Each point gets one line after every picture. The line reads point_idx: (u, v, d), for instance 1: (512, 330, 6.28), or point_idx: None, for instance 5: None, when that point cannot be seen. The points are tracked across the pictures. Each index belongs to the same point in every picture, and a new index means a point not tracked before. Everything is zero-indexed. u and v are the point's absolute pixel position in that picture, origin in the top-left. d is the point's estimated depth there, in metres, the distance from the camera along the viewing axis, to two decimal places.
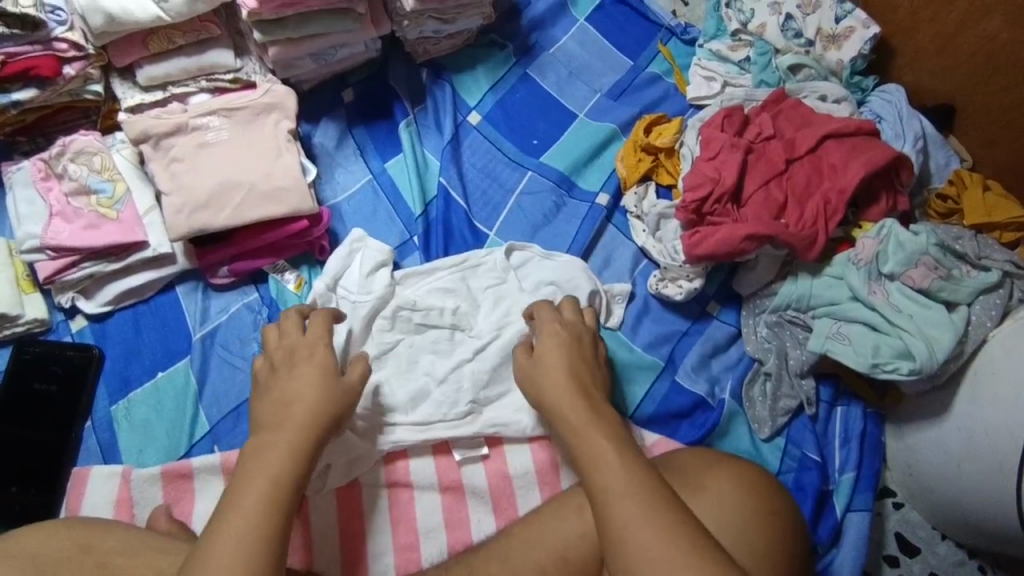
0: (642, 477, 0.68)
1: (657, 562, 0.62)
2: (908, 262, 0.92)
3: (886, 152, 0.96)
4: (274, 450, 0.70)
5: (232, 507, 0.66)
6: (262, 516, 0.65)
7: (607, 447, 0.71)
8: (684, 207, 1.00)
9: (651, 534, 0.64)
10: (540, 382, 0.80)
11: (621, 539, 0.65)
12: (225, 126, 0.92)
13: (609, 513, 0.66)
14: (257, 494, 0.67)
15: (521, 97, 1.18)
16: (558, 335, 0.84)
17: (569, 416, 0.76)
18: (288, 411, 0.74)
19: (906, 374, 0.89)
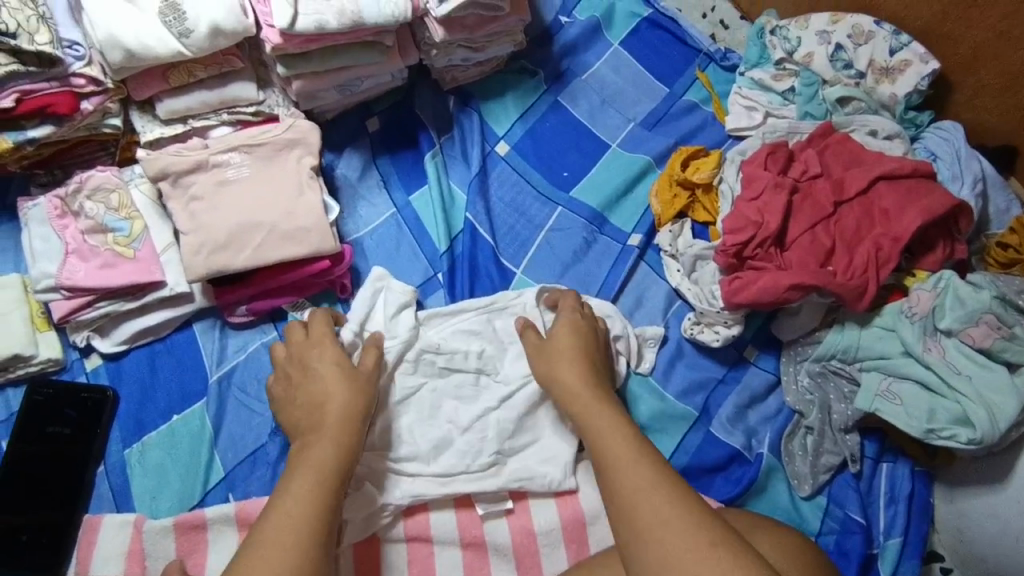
0: (651, 452, 0.72)
1: (666, 519, 0.64)
2: (968, 319, 0.86)
3: (945, 200, 0.91)
4: (320, 450, 0.74)
5: (280, 506, 0.69)
6: (312, 516, 0.69)
7: (619, 429, 0.75)
8: (724, 251, 0.94)
9: (659, 496, 0.66)
10: (555, 372, 0.85)
11: (630, 501, 0.67)
12: (246, 162, 0.88)
13: (620, 479, 0.69)
14: (305, 499, 0.70)
15: (551, 126, 1.13)
16: (574, 321, 0.90)
17: (583, 402, 0.81)
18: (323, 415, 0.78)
19: (965, 442, 0.84)
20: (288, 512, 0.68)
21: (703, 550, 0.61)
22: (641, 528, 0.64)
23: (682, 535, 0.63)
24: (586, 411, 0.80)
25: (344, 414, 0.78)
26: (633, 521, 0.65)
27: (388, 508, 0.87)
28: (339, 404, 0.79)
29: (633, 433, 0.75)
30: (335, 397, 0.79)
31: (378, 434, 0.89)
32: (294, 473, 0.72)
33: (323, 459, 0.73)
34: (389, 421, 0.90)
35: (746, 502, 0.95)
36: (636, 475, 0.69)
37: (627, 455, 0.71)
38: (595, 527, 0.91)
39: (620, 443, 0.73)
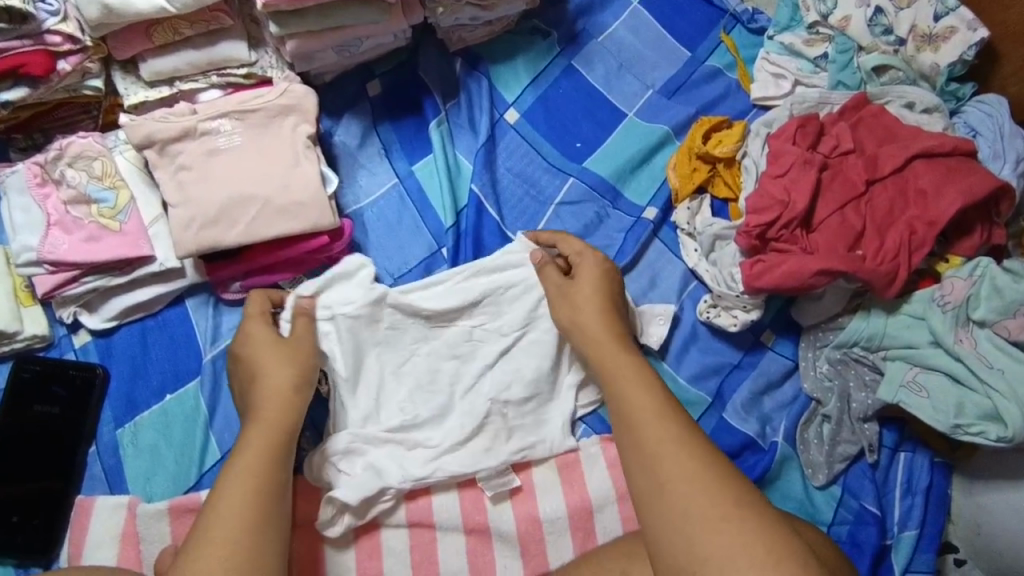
0: (675, 407, 0.69)
1: (690, 480, 0.62)
2: (1005, 311, 0.81)
3: (987, 181, 0.84)
4: (255, 436, 0.72)
5: (219, 502, 0.67)
6: (248, 508, 0.66)
7: (641, 379, 0.72)
8: (746, 232, 0.89)
9: (684, 453, 0.64)
10: (574, 319, 0.81)
11: (652, 457, 0.65)
12: (238, 130, 0.82)
13: (642, 433, 0.67)
14: (240, 492, 0.67)
15: (564, 92, 1.06)
16: (600, 268, 0.84)
17: (603, 349, 0.77)
18: (260, 396, 0.75)
19: (993, 439, 0.80)
20: (224, 507, 0.66)
21: (727, 511, 0.61)
22: (663, 484, 0.63)
23: (705, 494, 0.62)
24: (606, 358, 0.76)
25: (279, 395, 0.75)
26: (656, 476, 0.64)
27: (389, 491, 0.83)
28: (272, 386, 0.75)
29: (656, 384, 0.72)
30: (270, 378, 0.76)
31: (377, 403, 0.87)
32: (229, 467, 0.69)
33: (262, 446, 0.71)
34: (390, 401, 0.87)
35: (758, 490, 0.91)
36: (659, 430, 0.66)
37: (651, 408, 0.68)
38: (602, 514, 0.88)
39: (643, 395, 0.70)
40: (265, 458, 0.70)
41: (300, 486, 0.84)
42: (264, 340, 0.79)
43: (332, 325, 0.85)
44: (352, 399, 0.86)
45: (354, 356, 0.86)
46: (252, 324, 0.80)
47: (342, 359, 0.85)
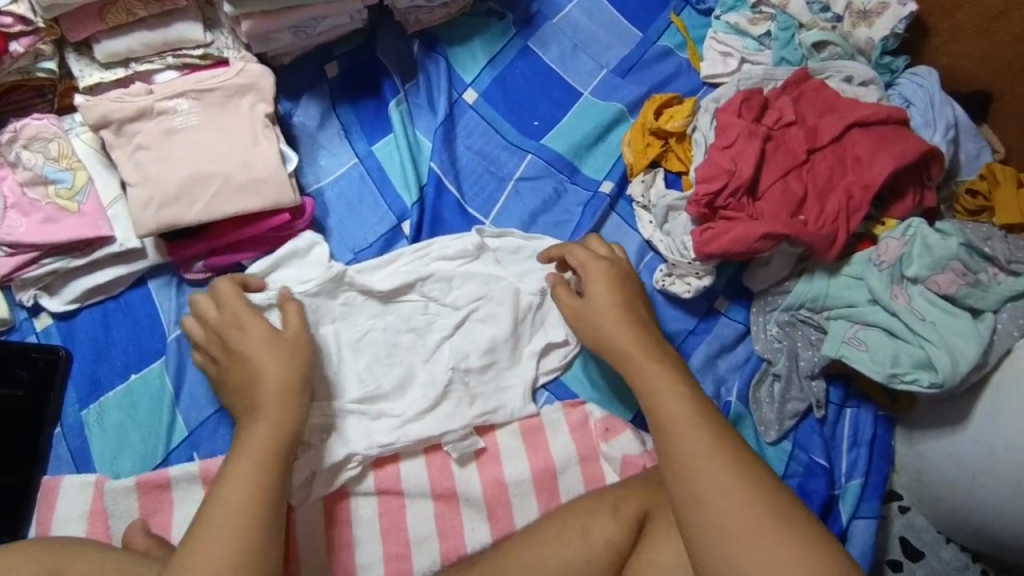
0: (709, 416, 0.71)
1: (725, 490, 0.66)
2: (935, 266, 0.85)
3: (918, 145, 0.89)
4: (254, 433, 0.73)
5: (220, 495, 0.68)
6: (244, 500, 0.67)
7: (675, 389, 0.74)
8: (696, 201, 0.93)
9: (720, 466, 0.67)
10: (600, 330, 0.82)
11: (689, 469, 0.68)
12: (195, 109, 0.83)
13: (676, 446, 0.69)
14: (237, 484, 0.68)
15: (520, 73, 1.09)
16: (606, 276, 0.86)
17: (636, 360, 0.78)
18: (261, 395, 0.75)
19: (926, 386, 0.84)
20: (222, 500, 0.67)
21: (758, 520, 0.64)
22: (699, 495, 0.66)
23: (738, 503, 0.65)
24: (639, 370, 0.77)
25: (278, 393, 0.75)
26: (692, 487, 0.67)
27: (355, 458, 0.87)
28: (273, 386, 0.76)
29: (688, 392, 0.74)
30: (269, 376, 0.76)
31: (338, 376, 0.90)
32: (236, 466, 0.70)
33: (260, 441, 0.72)
34: (353, 374, 0.91)
35: None
36: (693, 442, 0.69)
37: (685, 422, 0.71)
38: (565, 476, 0.92)
39: (678, 407, 0.72)
40: (266, 454, 0.71)
41: None
42: (259, 335, 0.79)
43: None
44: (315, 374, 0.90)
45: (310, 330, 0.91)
46: (248, 319, 0.80)
47: None
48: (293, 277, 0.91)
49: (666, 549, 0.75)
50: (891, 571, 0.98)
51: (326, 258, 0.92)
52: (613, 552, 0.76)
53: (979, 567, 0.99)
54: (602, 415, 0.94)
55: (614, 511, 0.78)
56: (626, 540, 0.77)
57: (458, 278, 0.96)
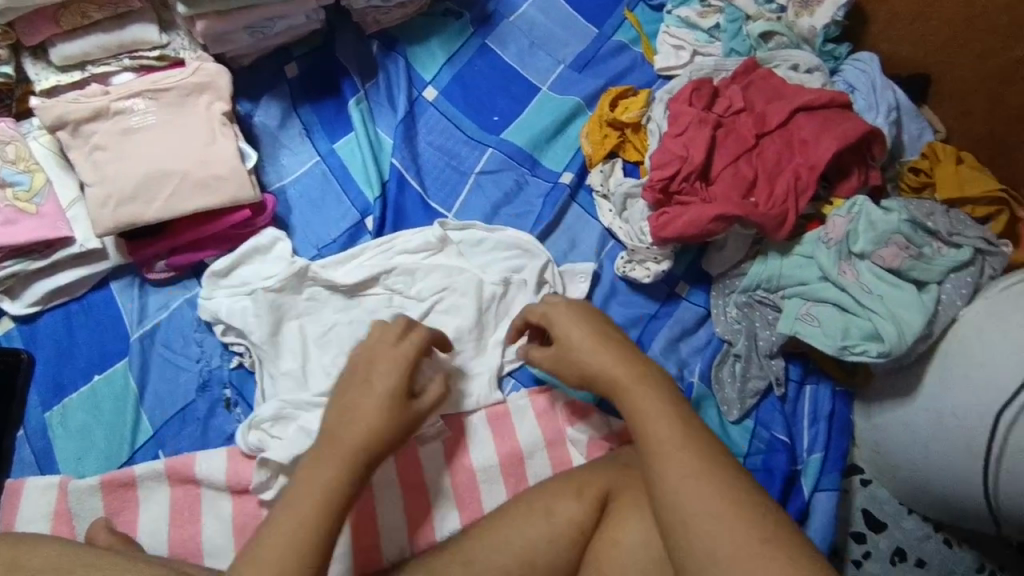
0: (701, 434, 0.65)
1: (717, 518, 0.59)
2: (879, 241, 0.89)
3: (859, 126, 0.92)
4: (319, 474, 0.66)
5: (265, 540, 0.61)
6: (294, 547, 0.61)
7: (655, 411, 0.66)
8: (651, 187, 0.96)
9: (711, 490, 0.60)
10: (578, 355, 0.75)
11: (677, 493, 0.61)
12: (152, 109, 0.84)
13: (664, 468, 0.62)
14: (287, 528, 0.62)
15: (479, 70, 1.11)
16: (572, 312, 0.79)
17: (620, 379, 0.70)
18: (342, 438, 0.69)
19: (875, 356, 0.86)
20: (268, 543, 0.61)
21: (753, 550, 0.57)
22: (688, 522, 0.59)
23: (731, 532, 0.58)
24: (620, 394, 0.70)
25: (367, 443, 0.69)
26: (681, 514, 0.60)
27: None
28: (359, 438, 0.69)
29: (677, 410, 0.66)
30: (363, 421, 0.70)
31: (303, 371, 0.90)
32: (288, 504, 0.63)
33: (325, 483, 0.65)
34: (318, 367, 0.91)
35: None
36: (681, 464, 0.62)
37: (672, 441, 0.64)
38: (532, 461, 0.93)
39: (666, 424, 0.65)
40: (328, 499, 0.64)
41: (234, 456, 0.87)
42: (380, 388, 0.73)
43: (252, 300, 0.91)
44: (280, 369, 0.90)
45: (272, 326, 0.91)
46: (387, 376, 0.74)
47: (263, 332, 0.90)
48: (255, 273, 0.92)
49: (629, 528, 0.75)
50: (855, 543, 1.00)
51: (290, 254, 0.94)
52: (577, 532, 0.77)
53: (941, 537, 1.01)
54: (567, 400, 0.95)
55: (577, 492, 0.79)
56: (589, 518, 0.77)
57: (421, 271, 0.97)
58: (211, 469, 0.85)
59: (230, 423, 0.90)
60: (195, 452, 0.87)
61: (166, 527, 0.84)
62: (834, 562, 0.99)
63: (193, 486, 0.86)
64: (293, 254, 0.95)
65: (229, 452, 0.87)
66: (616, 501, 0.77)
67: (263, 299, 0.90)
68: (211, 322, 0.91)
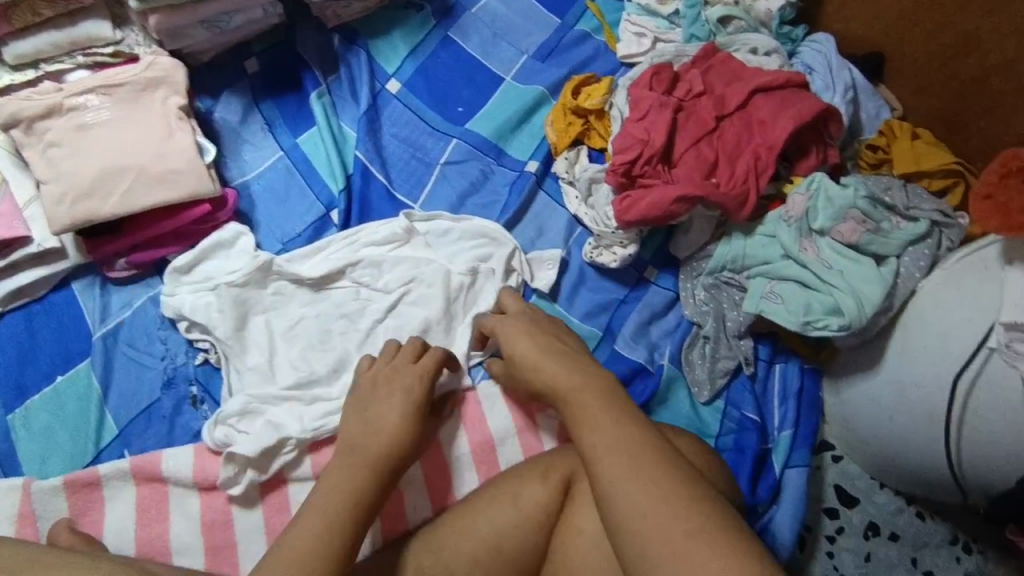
0: (636, 433, 0.64)
1: (646, 517, 0.58)
2: (837, 216, 0.90)
3: (815, 105, 0.94)
4: (345, 478, 0.68)
5: (292, 538, 0.62)
6: (322, 545, 0.61)
7: (598, 411, 0.67)
8: (614, 171, 0.96)
9: (639, 488, 0.59)
10: (529, 371, 0.77)
11: (609, 495, 0.60)
12: (107, 104, 0.84)
13: (596, 470, 0.62)
14: (314, 527, 0.62)
15: (442, 62, 1.11)
16: (523, 326, 0.83)
17: (563, 388, 0.72)
18: (365, 445, 0.71)
19: (836, 330, 0.88)
20: (296, 542, 0.61)
21: (681, 546, 0.55)
22: (621, 523, 0.59)
23: (661, 529, 0.57)
24: (566, 399, 0.71)
25: (391, 450, 0.71)
26: (614, 516, 0.59)
27: (290, 441, 0.85)
28: (383, 445, 0.71)
29: (614, 413, 0.66)
30: (387, 431, 0.73)
31: (270, 365, 0.90)
32: (307, 506, 0.65)
33: (350, 488, 0.67)
34: (284, 361, 0.91)
35: (650, 412, 0.97)
36: (613, 465, 0.62)
37: (604, 443, 0.63)
38: (503, 448, 0.93)
39: (600, 426, 0.65)
40: (353, 501, 0.66)
41: (201, 452, 0.85)
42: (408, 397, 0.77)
43: (217, 295, 0.90)
44: (246, 363, 0.90)
45: (237, 320, 0.90)
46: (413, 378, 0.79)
47: (227, 327, 0.89)
48: (221, 267, 0.92)
49: (590, 514, 0.76)
50: (827, 519, 1.01)
51: (253, 247, 0.94)
52: (542, 515, 0.77)
53: (914, 510, 1.02)
54: None
55: (542, 476, 0.79)
56: (553, 500, 0.78)
57: (388, 262, 0.97)
58: (178, 466, 0.84)
59: (197, 420, 0.89)
60: (161, 449, 0.86)
61: (133, 526, 0.83)
62: (807, 538, 0.99)
63: (160, 485, 0.85)
64: (256, 248, 0.95)
65: (195, 449, 0.86)
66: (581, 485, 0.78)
67: (229, 293, 0.90)
68: (175, 319, 0.91)
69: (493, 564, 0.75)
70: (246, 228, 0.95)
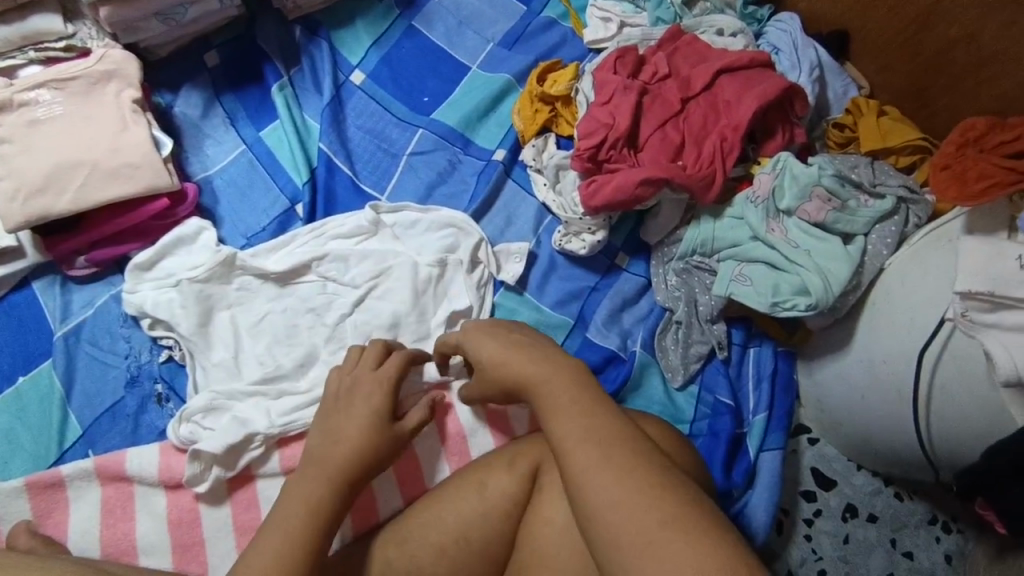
0: (605, 423, 0.63)
1: (616, 506, 0.57)
2: (802, 195, 0.89)
3: (778, 83, 0.93)
4: (306, 488, 0.66)
5: (258, 550, 0.61)
6: (285, 560, 0.60)
7: (569, 402, 0.65)
8: (579, 156, 0.95)
9: (611, 477, 0.58)
10: (494, 368, 0.74)
11: (577, 486, 0.59)
12: (59, 99, 0.84)
13: (565, 462, 0.61)
14: (274, 540, 0.61)
15: (407, 52, 1.10)
16: (482, 330, 0.79)
17: (534, 378, 0.69)
18: (328, 452, 0.70)
19: (804, 310, 0.87)
20: (261, 550, 0.60)
21: (653, 534, 0.54)
22: (592, 514, 0.58)
23: (625, 518, 0.56)
24: (536, 390, 0.69)
25: (354, 460, 0.70)
26: (585, 507, 0.58)
27: (257, 437, 0.84)
28: (344, 455, 0.69)
29: (582, 403, 0.65)
30: (348, 439, 0.71)
31: (236, 361, 0.89)
32: (272, 517, 0.64)
33: (309, 498, 0.65)
34: (249, 355, 0.89)
35: (624, 400, 0.95)
36: (584, 455, 0.60)
37: (575, 434, 0.62)
38: (475, 438, 0.92)
39: (570, 417, 0.64)
40: (315, 513, 0.64)
41: (165, 450, 0.84)
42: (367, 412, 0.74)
43: (178, 292, 0.89)
44: (212, 360, 0.88)
45: (201, 315, 0.89)
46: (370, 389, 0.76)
47: (190, 323, 0.88)
48: (185, 262, 0.91)
49: (558, 505, 0.75)
50: (805, 502, 1.00)
51: (216, 243, 0.93)
52: (509, 504, 0.77)
53: (891, 491, 1.01)
54: None
55: (509, 465, 0.79)
56: (521, 488, 0.77)
57: (353, 257, 0.95)
58: (142, 465, 0.83)
59: (162, 419, 0.87)
60: (125, 448, 0.85)
61: (97, 527, 0.81)
62: (784, 522, 0.98)
63: (125, 484, 0.83)
64: (219, 243, 0.93)
65: (161, 447, 0.84)
66: (548, 473, 0.77)
67: (192, 289, 0.89)
68: (138, 317, 0.89)
69: (460, 555, 0.74)
70: (210, 222, 0.94)
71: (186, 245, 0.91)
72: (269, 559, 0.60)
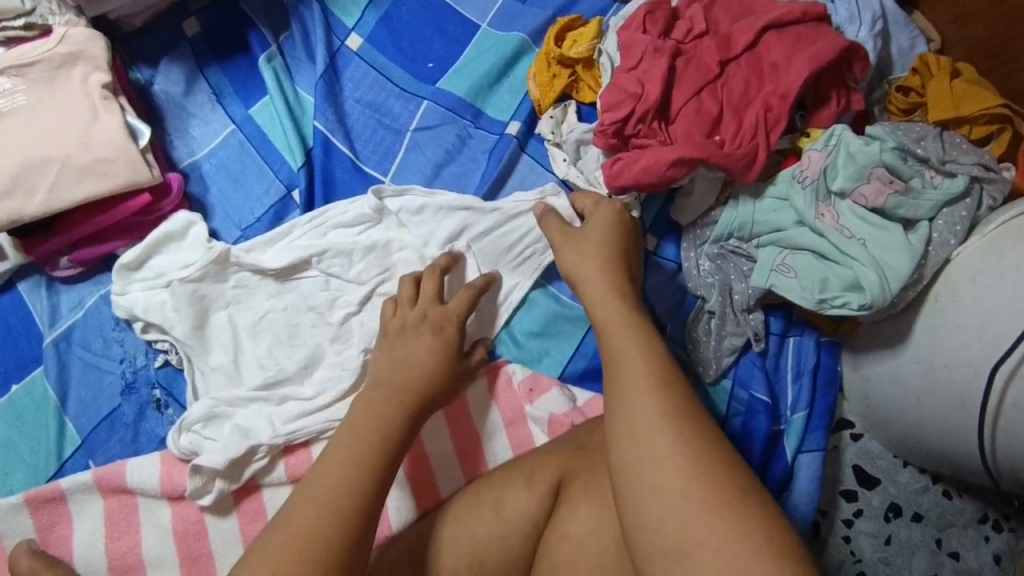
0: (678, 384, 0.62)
1: (691, 458, 0.56)
2: (860, 177, 0.79)
3: (834, 43, 0.81)
4: (381, 410, 0.68)
5: (318, 477, 0.61)
6: (354, 474, 0.61)
7: (644, 348, 0.64)
8: (602, 132, 0.84)
9: (681, 433, 0.57)
10: (575, 279, 0.75)
11: (640, 428, 0.59)
12: (20, 87, 0.82)
13: (636, 402, 0.60)
14: (343, 462, 0.62)
15: (409, 10, 0.99)
16: (606, 244, 0.77)
17: (608, 321, 0.69)
18: (398, 380, 0.71)
19: (856, 308, 0.78)
20: (322, 479, 0.61)
21: (725, 494, 0.54)
22: (659, 459, 0.57)
23: (693, 473, 0.55)
24: (609, 329, 0.68)
25: (419, 386, 0.72)
26: (649, 449, 0.57)
27: (260, 448, 0.79)
28: (414, 384, 0.72)
29: (661, 351, 0.65)
30: (418, 365, 0.73)
31: (236, 364, 0.83)
32: (341, 439, 0.64)
33: (384, 419, 0.67)
34: (247, 357, 0.84)
35: None
36: (659, 402, 0.60)
37: (653, 379, 0.61)
38: (492, 443, 0.86)
39: (646, 362, 0.63)
40: (386, 435, 0.66)
41: (164, 461, 0.80)
42: (422, 338, 0.76)
43: (172, 293, 0.83)
44: (210, 364, 0.83)
45: (197, 315, 0.83)
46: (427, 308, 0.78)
47: (186, 326, 0.82)
48: (177, 260, 0.84)
49: (577, 517, 0.70)
50: (845, 501, 0.93)
51: (207, 237, 0.85)
52: (529, 523, 0.71)
53: (940, 489, 0.93)
54: (525, 374, 0.87)
55: (527, 480, 0.73)
56: (541, 509, 0.72)
57: (356, 251, 0.86)
58: (143, 477, 0.79)
59: (162, 426, 0.83)
60: (125, 459, 0.81)
61: (101, 541, 0.79)
62: (822, 523, 0.92)
63: (128, 496, 0.80)
64: (211, 238, 0.86)
65: (162, 457, 0.80)
66: (573, 484, 0.72)
67: (184, 289, 0.83)
68: (130, 319, 0.84)
69: None
70: (198, 215, 0.86)
71: (180, 241, 0.85)
72: (338, 477, 0.61)
